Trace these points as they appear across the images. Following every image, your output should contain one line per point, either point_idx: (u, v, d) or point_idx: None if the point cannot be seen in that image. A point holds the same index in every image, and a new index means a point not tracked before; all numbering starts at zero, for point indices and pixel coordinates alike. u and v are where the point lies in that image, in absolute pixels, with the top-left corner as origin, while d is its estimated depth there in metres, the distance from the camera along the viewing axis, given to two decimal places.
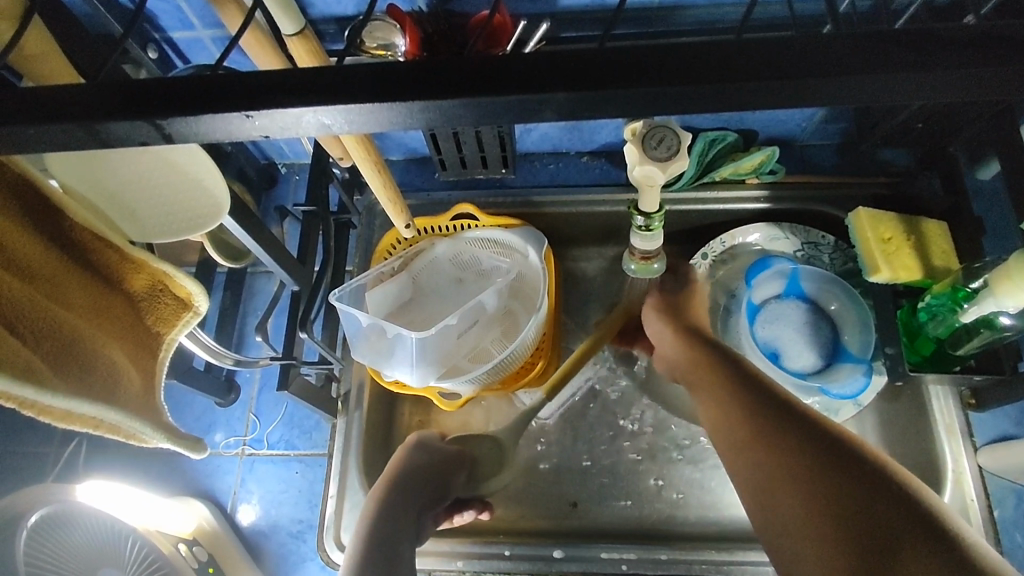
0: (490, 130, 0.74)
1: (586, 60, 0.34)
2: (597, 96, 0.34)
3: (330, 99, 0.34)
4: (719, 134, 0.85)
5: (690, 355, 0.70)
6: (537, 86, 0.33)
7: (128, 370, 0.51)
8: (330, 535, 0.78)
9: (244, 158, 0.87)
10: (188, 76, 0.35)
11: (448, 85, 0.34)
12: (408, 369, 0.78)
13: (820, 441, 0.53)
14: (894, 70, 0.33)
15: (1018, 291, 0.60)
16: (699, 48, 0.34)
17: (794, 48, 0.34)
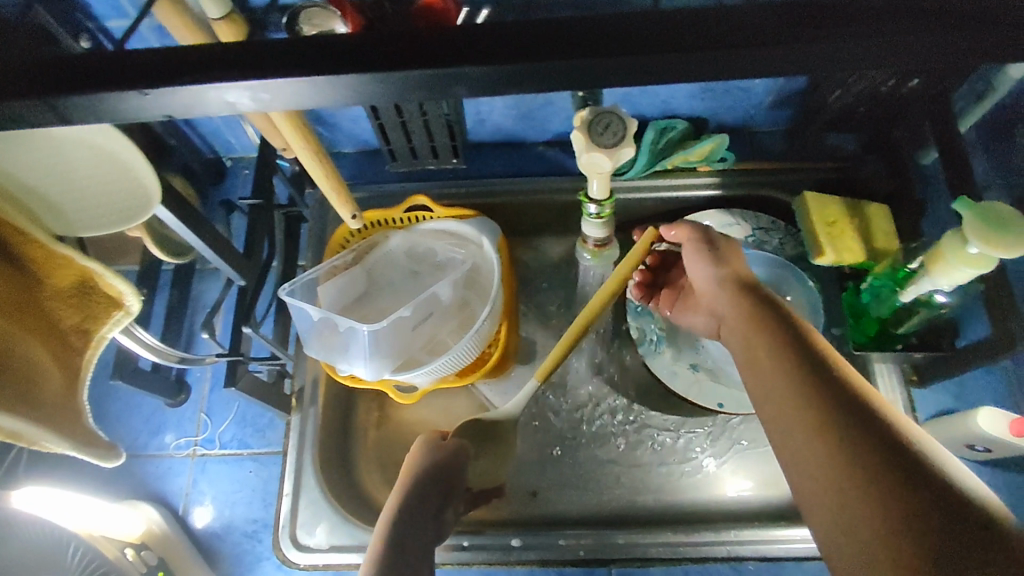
0: (438, 118, 0.72)
1: (511, 33, 0.34)
2: (520, 69, 0.34)
3: (247, 74, 0.34)
4: (668, 122, 0.86)
5: (733, 312, 0.61)
6: (450, 59, 0.34)
7: (46, 370, 0.52)
8: (286, 534, 0.77)
9: (188, 151, 0.84)
10: (111, 53, 0.35)
11: (380, 55, 0.34)
12: (362, 363, 0.76)
13: (862, 408, 0.48)
14: (812, 40, 0.34)
15: (951, 269, 0.62)
16: (623, 21, 0.34)
17: (722, 17, 0.34)
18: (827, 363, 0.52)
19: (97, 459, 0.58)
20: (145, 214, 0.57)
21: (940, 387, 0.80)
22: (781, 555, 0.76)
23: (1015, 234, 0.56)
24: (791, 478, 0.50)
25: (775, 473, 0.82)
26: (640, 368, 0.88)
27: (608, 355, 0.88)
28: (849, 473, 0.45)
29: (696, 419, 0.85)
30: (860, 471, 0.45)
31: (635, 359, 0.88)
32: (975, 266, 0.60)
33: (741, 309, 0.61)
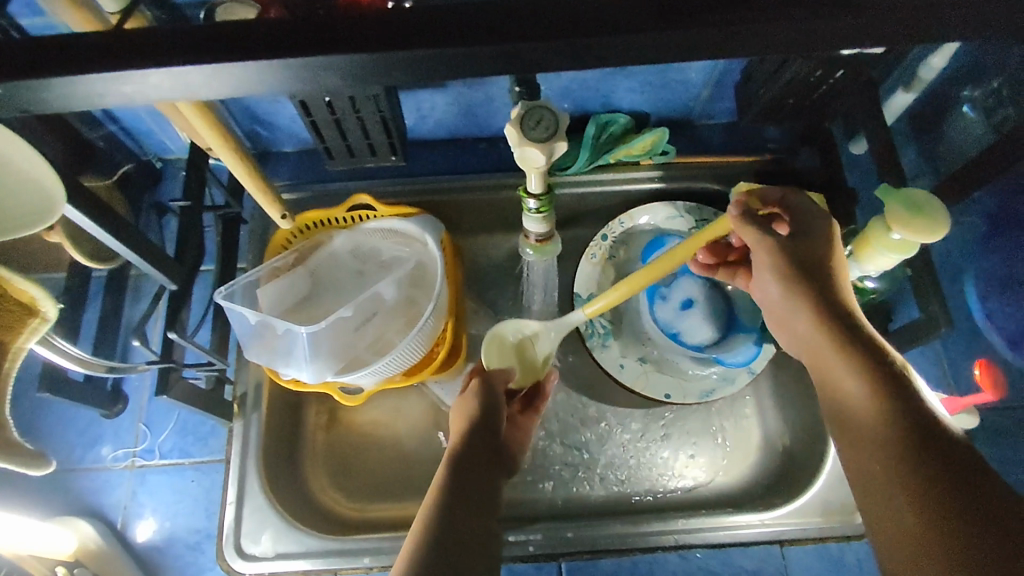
0: (372, 114, 0.72)
1: (401, 23, 0.38)
2: (410, 56, 0.38)
3: (149, 62, 0.36)
4: (609, 117, 0.87)
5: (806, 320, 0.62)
6: (350, 45, 0.37)
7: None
8: (229, 544, 0.75)
9: (118, 153, 0.82)
10: (31, 43, 0.37)
11: (283, 47, 0.37)
12: (303, 366, 0.75)
13: (936, 441, 0.51)
14: (671, 28, 0.38)
15: (876, 255, 0.64)
16: (501, 14, 0.38)
17: (590, 9, 0.38)
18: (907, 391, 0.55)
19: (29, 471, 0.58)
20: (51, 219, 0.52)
21: None
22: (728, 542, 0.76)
23: (930, 216, 0.58)
24: (866, 498, 0.53)
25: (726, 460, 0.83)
26: (588, 362, 0.88)
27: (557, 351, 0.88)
28: (929, 506, 0.49)
29: (643, 410, 0.86)
30: (938, 503, 0.48)
31: (584, 353, 0.89)
32: (896, 251, 0.62)
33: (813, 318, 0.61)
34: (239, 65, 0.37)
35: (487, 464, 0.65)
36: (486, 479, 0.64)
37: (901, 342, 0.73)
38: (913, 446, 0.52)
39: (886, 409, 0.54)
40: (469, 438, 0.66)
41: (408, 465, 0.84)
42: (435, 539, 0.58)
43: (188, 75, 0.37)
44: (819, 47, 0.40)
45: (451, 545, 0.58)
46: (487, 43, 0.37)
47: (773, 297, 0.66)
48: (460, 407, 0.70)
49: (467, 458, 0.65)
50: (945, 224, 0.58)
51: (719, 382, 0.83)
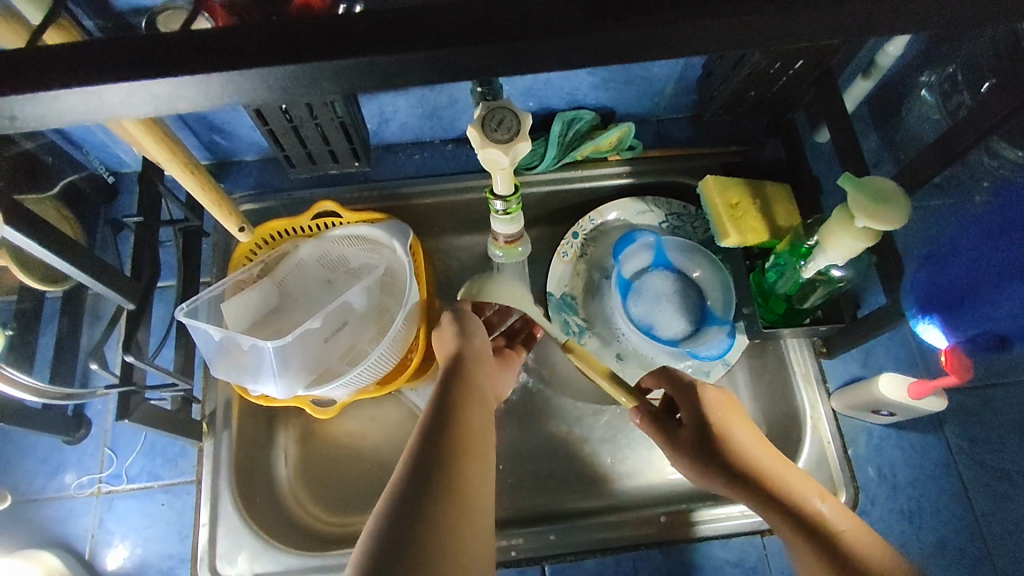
0: (330, 121, 0.70)
1: (342, 31, 0.36)
2: (354, 63, 0.36)
3: (82, 79, 0.35)
4: (575, 114, 0.86)
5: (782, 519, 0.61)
6: (292, 51, 0.36)
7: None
8: (204, 566, 0.74)
9: (70, 170, 0.79)
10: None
11: (226, 59, 0.36)
12: (272, 381, 0.73)
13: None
14: (618, 25, 0.37)
15: (842, 245, 0.64)
16: (443, 16, 0.37)
17: (536, 9, 0.37)
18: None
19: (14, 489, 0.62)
20: None
21: (847, 356, 0.83)
22: (710, 535, 0.77)
23: (892, 204, 0.58)
24: None
25: None
26: (564, 361, 0.88)
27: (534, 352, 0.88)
28: None
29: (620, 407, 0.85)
30: None
31: (558, 352, 0.88)
32: (862, 241, 0.62)
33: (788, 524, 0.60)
34: (177, 79, 0.35)
35: (480, 393, 0.64)
36: (481, 412, 0.62)
37: (870, 328, 0.74)
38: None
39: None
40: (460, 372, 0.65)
41: (386, 477, 0.82)
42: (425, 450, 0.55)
43: (116, 94, 0.35)
44: (773, 42, 0.39)
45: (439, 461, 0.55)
46: (428, 49, 0.36)
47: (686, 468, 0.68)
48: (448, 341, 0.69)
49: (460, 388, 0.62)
50: (906, 210, 0.58)
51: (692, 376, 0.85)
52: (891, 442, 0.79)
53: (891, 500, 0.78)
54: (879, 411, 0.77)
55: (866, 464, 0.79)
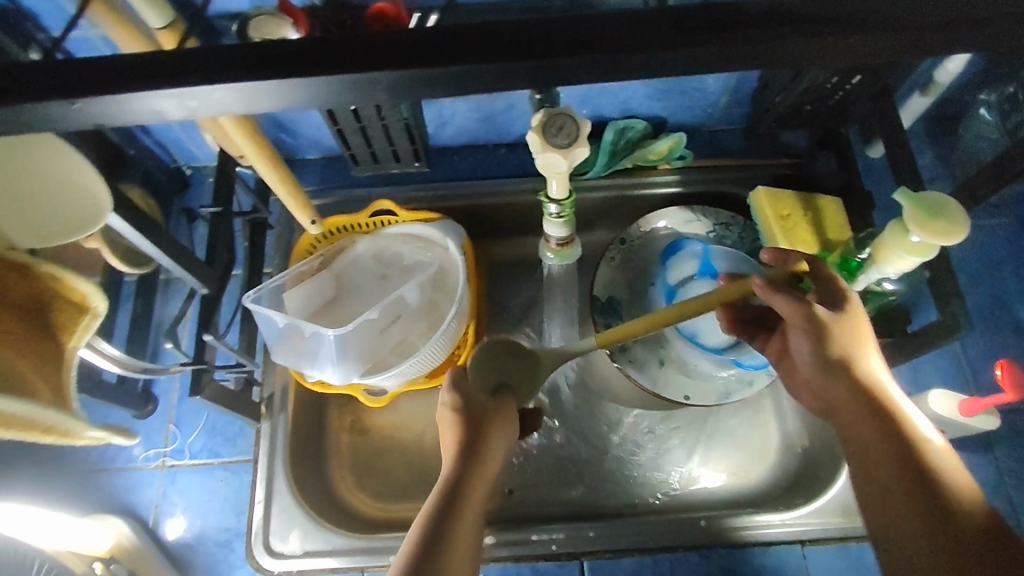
0: (397, 122, 0.73)
1: (427, 42, 0.38)
2: (434, 73, 0.38)
3: (189, 80, 0.36)
4: (628, 122, 0.88)
5: (879, 460, 0.56)
6: (378, 57, 0.37)
7: (29, 374, 0.52)
8: (259, 542, 0.77)
9: (149, 162, 0.84)
10: (56, 63, 0.37)
11: (316, 63, 0.37)
12: (330, 368, 0.77)
13: (904, 463, 0.54)
14: (690, 43, 0.38)
15: (896, 257, 0.65)
16: (526, 28, 0.38)
17: (611, 23, 0.38)
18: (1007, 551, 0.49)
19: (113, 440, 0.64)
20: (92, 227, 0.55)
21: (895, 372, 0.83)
22: (750, 541, 0.77)
23: (948, 218, 0.59)
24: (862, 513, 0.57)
25: (743, 461, 0.85)
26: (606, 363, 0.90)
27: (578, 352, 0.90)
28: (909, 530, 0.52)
29: (658, 411, 0.87)
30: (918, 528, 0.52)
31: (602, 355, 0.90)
32: (917, 254, 0.63)
33: (886, 464, 0.55)
34: (271, 83, 0.37)
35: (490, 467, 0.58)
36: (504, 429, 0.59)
37: (921, 343, 0.73)
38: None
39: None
40: (471, 433, 0.57)
41: (432, 467, 0.85)
42: (430, 542, 0.53)
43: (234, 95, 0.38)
44: (840, 62, 0.40)
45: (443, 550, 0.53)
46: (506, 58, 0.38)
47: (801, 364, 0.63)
48: (462, 383, 0.61)
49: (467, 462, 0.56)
50: (963, 226, 0.59)
51: (736, 385, 0.84)
52: None
53: None
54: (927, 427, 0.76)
55: None
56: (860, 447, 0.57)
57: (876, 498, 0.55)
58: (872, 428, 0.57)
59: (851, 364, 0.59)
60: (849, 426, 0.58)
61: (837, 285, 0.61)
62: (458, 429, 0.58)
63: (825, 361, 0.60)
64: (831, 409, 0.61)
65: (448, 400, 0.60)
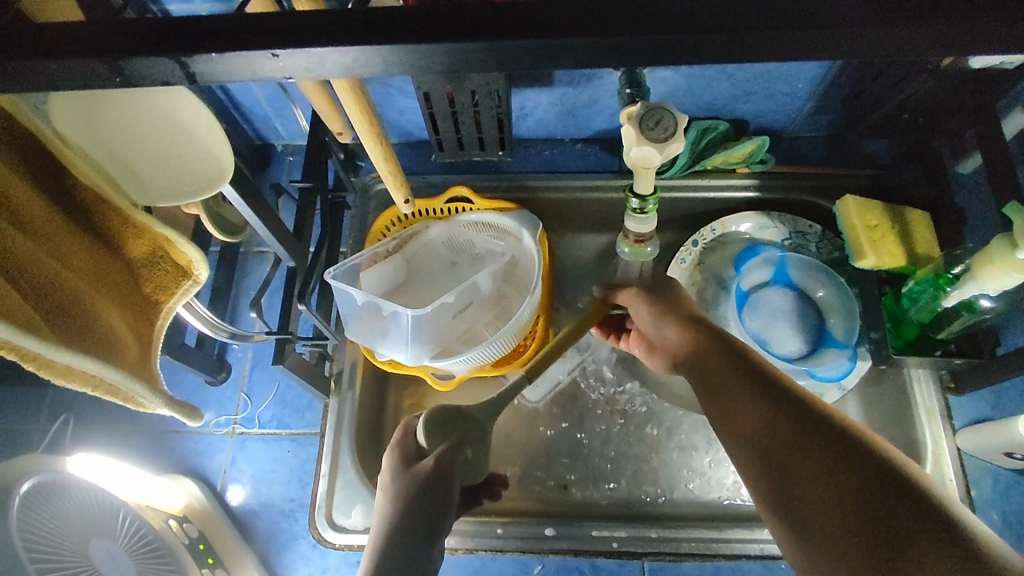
0: (489, 111, 0.75)
1: (586, 10, 0.34)
2: (611, 44, 0.34)
3: (345, 39, 0.34)
4: (710, 123, 0.86)
5: (712, 379, 0.58)
6: (553, 30, 0.34)
7: (125, 333, 0.50)
8: (321, 515, 0.78)
9: (238, 136, 0.87)
10: (206, 18, 0.35)
11: (470, 28, 0.34)
12: (403, 349, 0.78)
13: (790, 410, 0.52)
14: (894, 22, 0.34)
15: (999, 275, 0.63)
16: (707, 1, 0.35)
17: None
18: (834, 422, 0.50)
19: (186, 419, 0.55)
20: (217, 184, 0.56)
21: (977, 395, 0.80)
22: None
23: None
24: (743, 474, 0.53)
25: None
26: None
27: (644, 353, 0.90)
28: (791, 470, 0.48)
29: None
30: (800, 464, 0.48)
31: None
32: (1023, 272, 0.61)
33: (723, 378, 0.57)
34: (427, 48, 0.34)
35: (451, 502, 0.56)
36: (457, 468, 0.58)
37: (1012, 366, 0.71)
38: (878, 492, 0.44)
39: (813, 460, 0.48)
40: (430, 480, 0.56)
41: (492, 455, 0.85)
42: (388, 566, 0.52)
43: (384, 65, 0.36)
44: None
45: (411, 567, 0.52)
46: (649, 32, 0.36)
47: (651, 333, 0.68)
48: (408, 452, 0.61)
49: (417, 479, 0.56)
50: None
51: None
52: (1020, 488, 0.77)
53: None
54: (1011, 454, 0.74)
55: (988, 507, 0.77)
56: (699, 375, 0.59)
57: (721, 413, 0.55)
58: (708, 358, 0.59)
59: (676, 311, 0.66)
60: (689, 364, 0.61)
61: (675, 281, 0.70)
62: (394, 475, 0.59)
63: (661, 314, 0.66)
64: (678, 360, 0.64)
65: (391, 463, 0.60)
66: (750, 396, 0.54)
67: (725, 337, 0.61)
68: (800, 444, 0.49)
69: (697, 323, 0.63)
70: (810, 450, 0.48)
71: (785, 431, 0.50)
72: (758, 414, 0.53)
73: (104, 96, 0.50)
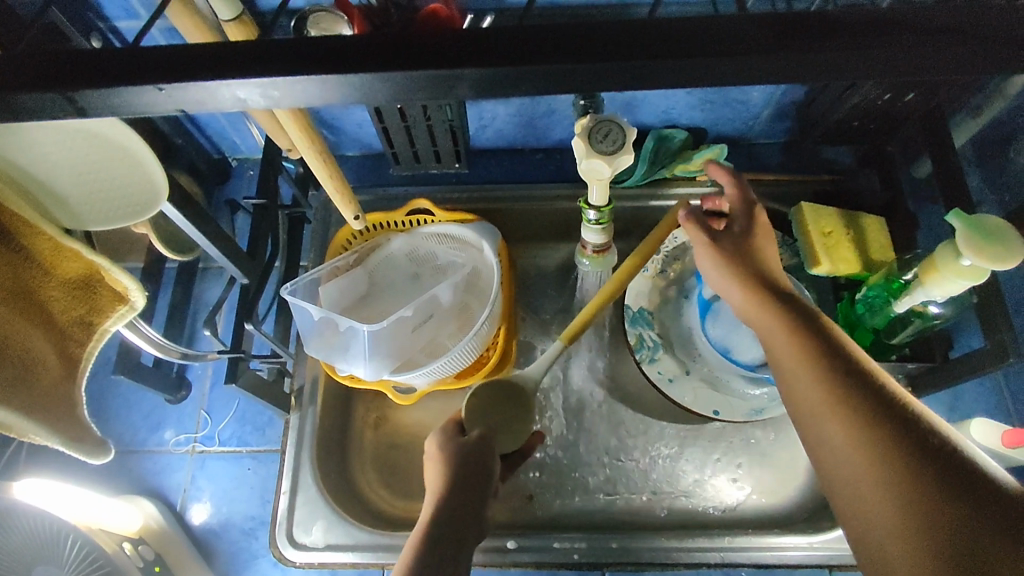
0: (442, 123, 0.79)
1: (499, 37, 0.34)
2: (513, 73, 0.34)
3: (252, 71, 0.33)
4: (669, 132, 0.86)
5: (780, 344, 0.56)
6: (455, 60, 0.34)
7: (46, 357, 0.51)
8: (282, 532, 0.77)
9: (195, 151, 0.86)
10: (111, 49, 0.34)
11: (377, 60, 0.34)
12: (362, 363, 0.77)
13: (877, 398, 0.49)
14: (787, 51, 0.34)
15: (946, 281, 0.64)
16: (616, 28, 0.35)
17: (708, 27, 0.34)
18: (916, 419, 0.48)
19: (84, 457, 0.54)
20: (156, 209, 0.57)
21: (935, 398, 0.81)
22: (774, 563, 0.77)
23: (1003, 245, 0.58)
24: (821, 458, 0.51)
25: (771, 481, 0.83)
26: (636, 374, 0.89)
27: (608, 363, 0.89)
28: (875, 460, 0.47)
29: (692, 427, 0.85)
30: (886, 455, 0.46)
31: (631, 366, 0.89)
32: (965, 278, 0.62)
33: (802, 358, 0.54)
34: (339, 78, 0.34)
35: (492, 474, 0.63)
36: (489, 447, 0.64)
37: (962, 370, 0.72)
38: (950, 485, 0.44)
39: (883, 442, 0.47)
40: (469, 461, 0.62)
41: None
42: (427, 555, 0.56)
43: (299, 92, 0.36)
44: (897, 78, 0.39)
45: (453, 547, 0.58)
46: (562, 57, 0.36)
47: (719, 288, 0.65)
48: (445, 438, 0.65)
49: (464, 451, 0.63)
50: (1019, 253, 0.57)
51: (768, 401, 0.83)
52: None
53: None
54: None
55: None
56: (766, 333, 0.59)
57: (791, 380, 0.54)
58: (775, 316, 0.58)
59: (747, 268, 0.62)
60: (758, 323, 0.60)
61: (761, 223, 0.65)
62: (439, 469, 0.62)
63: (732, 264, 0.63)
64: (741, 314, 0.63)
65: (434, 448, 0.65)
66: (823, 364, 0.53)
67: (795, 298, 0.59)
68: (887, 434, 0.47)
69: (770, 289, 0.60)
70: (880, 429, 0.47)
71: (859, 404, 0.49)
72: (830, 386, 0.51)
73: (21, 133, 0.48)
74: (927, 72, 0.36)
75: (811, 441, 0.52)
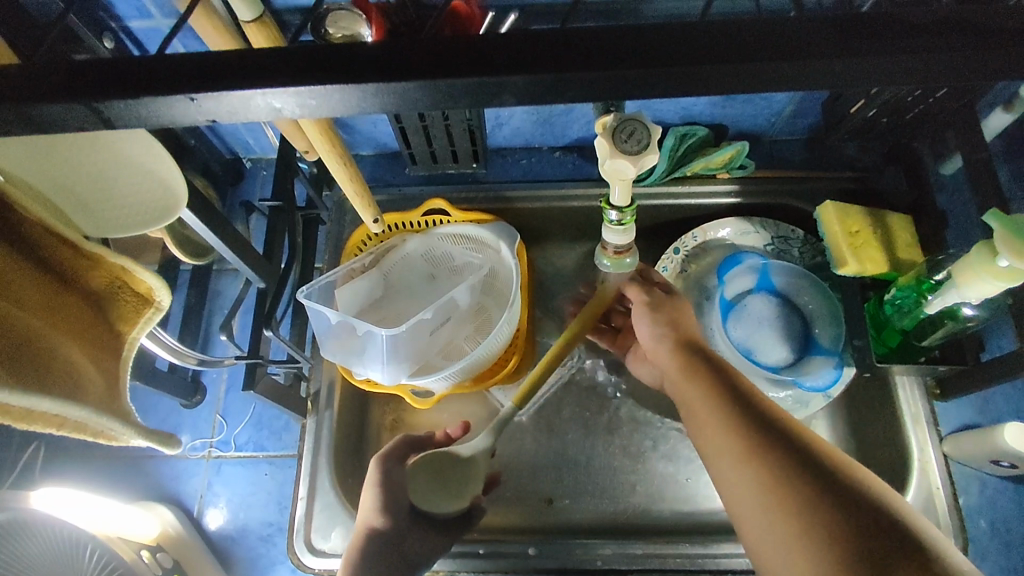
0: (460, 122, 0.78)
1: (539, 40, 0.33)
2: (559, 79, 0.33)
3: (284, 78, 0.32)
4: (690, 129, 0.83)
5: (699, 402, 0.59)
6: (498, 66, 0.32)
7: (86, 367, 0.49)
8: (300, 539, 0.76)
9: (208, 152, 0.85)
10: (137, 57, 0.33)
11: (411, 67, 0.33)
12: (379, 368, 0.76)
13: (766, 426, 0.54)
14: (847, 55, 0.33)
15: (981, 282, 0.62)
16: (661, 32, 0.33)
17: (763, 30, 0.33)
18: (801, 440, 0.53)
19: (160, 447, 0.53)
20: (176, 211, 0.55)
21: (963, 401, 0.80)
22: None
23: None
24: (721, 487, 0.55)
25: None
26: None
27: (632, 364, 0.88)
28: (769, 476, 0.51)
29: None
30: (778, 471, 0.51)
31: None
32: (1003, 279, 0.60)
33: (704, 397, 0.59)
34: (374, 87, 0.33)
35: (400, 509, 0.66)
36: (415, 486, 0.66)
37: (994, 374, 0.70)
38: (865, 534, 0.45)
39: (797, 495, 0.49)
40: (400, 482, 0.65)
41: None
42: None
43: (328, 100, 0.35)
44: None
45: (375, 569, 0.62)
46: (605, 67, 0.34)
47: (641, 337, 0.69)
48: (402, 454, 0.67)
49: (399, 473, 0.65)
50: None
51: (793, 403, 0.81)
52: (1005, 494, 0.77)
53: (1001, 555, 0.75)
54: (998, 461, 0.73)
55: (976, 513, 0.77)
56: (684, 395, 0.61)
57: (698, 415, 0.58)
58: (705, 385, 0.59)
59: (671, 326, 0.66)
60: (676, 384, 0.62)
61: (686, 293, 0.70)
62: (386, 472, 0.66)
63: (668, 333, 0.66)
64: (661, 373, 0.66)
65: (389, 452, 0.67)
66: (742, 424, 0.55)
67: (714, 365, 0.61)
68: (778, 455, 0.52)
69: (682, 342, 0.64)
70: (792, 478, 0.50)
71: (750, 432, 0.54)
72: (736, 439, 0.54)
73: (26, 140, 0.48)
74: (989, 76, 0.34)
75: (727, 494, 0.54)
